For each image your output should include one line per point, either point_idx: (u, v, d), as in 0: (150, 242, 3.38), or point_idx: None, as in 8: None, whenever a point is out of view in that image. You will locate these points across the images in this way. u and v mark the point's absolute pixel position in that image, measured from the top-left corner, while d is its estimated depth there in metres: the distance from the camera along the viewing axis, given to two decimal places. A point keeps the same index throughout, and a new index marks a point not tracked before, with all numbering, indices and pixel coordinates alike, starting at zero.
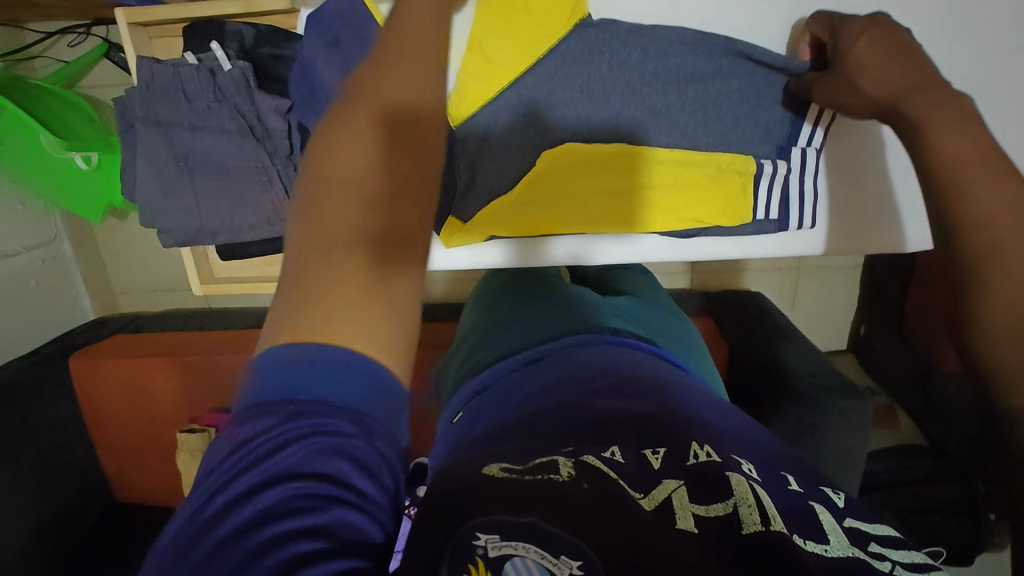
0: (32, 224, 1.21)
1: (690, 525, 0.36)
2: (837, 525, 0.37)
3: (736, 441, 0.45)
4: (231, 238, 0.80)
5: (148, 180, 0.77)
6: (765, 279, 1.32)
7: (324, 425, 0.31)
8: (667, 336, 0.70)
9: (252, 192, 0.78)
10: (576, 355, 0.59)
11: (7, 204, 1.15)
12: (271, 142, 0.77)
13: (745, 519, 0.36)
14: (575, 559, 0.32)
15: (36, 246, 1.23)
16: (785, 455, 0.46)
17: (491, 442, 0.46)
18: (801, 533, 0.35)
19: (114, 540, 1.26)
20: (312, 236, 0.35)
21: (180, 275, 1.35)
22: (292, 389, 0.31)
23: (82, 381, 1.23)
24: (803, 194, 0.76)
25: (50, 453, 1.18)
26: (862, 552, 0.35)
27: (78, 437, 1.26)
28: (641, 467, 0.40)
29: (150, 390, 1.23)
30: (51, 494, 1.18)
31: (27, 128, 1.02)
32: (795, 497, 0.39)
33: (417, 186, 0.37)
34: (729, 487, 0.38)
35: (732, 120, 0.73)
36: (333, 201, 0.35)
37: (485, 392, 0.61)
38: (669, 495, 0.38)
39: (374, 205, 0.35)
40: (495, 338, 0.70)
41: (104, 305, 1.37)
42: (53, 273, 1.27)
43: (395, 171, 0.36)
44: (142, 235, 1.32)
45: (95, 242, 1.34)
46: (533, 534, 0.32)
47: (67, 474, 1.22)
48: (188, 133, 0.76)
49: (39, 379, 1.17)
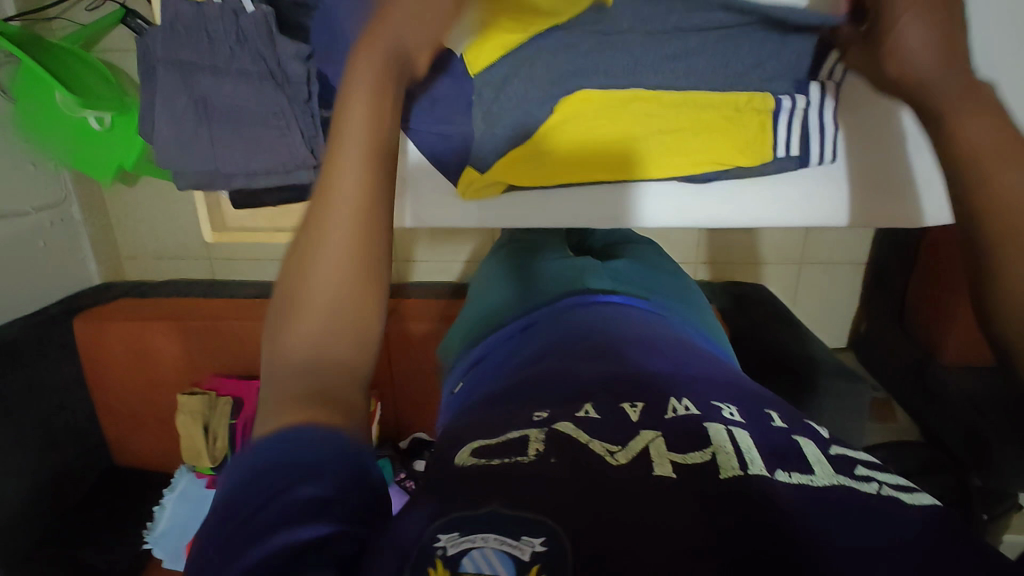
0: (40, 185, 1.21)
1: (667, 472, 0.36)
2: (822, 456, 0.38)
3: (721, 389, 0.47)
4: (246, 183, 0.79)
5: (166, 125, 0.75)
6: (769, 271, 1.33)
7: (283, 481, 0.32)
8: (658, 292, 0.71)
9: (268, 139, 0.76)
10: (565, 319, 0.60)
11: (17, 163, 1.16)
12: (290, 88, 0.74)
13: (724, 464, 0.36)
14: (537, 537, 0.32)
15: (45, 207, 1.23)
16: (771, 401, 0.47)
17: (477, 417, 0.47)
18: (784, 468, 0.36)
19: (113, 502, 1.27)
20: (275, 370, 0.37)
21: (186, 243, 1.36)
22: (254, 466, 0.33)
23: (86, 344, 1.24)
24: (822, 127, 0.70)
25: (50, 413, 1.19)
26: (847, 479, 0.36)
27: (80, 398, 1.27)
28: (618, 420, 0.41)
29: (152, 354, 1.24)
30: (50, 453, 1.18)
31: (43, 86, 1.04)
32: (780, 433, 0.40)
33: (366, 310, 0.39)
34: (707, 437, 0.38)
35: (746, 65, 0.68)
36: (290, 339, 0.38)
37: (481, 363, 0.62)
38: (645, 445, 0.38)
39: (327, 337, 0.38)
40: (491, 310, 0.72)
41: (109, 270, 1.39)
42: (61, 235, 1.28)
43: (342, 303, 0.38)
44: (152, 202, 1.33)
45: (103, 207, 1.34)
46: (493, 522, 0.33)
47: (67, 434, 1.23)
48: (209, 77, 0.74)
49: (43, 340, 1.17)
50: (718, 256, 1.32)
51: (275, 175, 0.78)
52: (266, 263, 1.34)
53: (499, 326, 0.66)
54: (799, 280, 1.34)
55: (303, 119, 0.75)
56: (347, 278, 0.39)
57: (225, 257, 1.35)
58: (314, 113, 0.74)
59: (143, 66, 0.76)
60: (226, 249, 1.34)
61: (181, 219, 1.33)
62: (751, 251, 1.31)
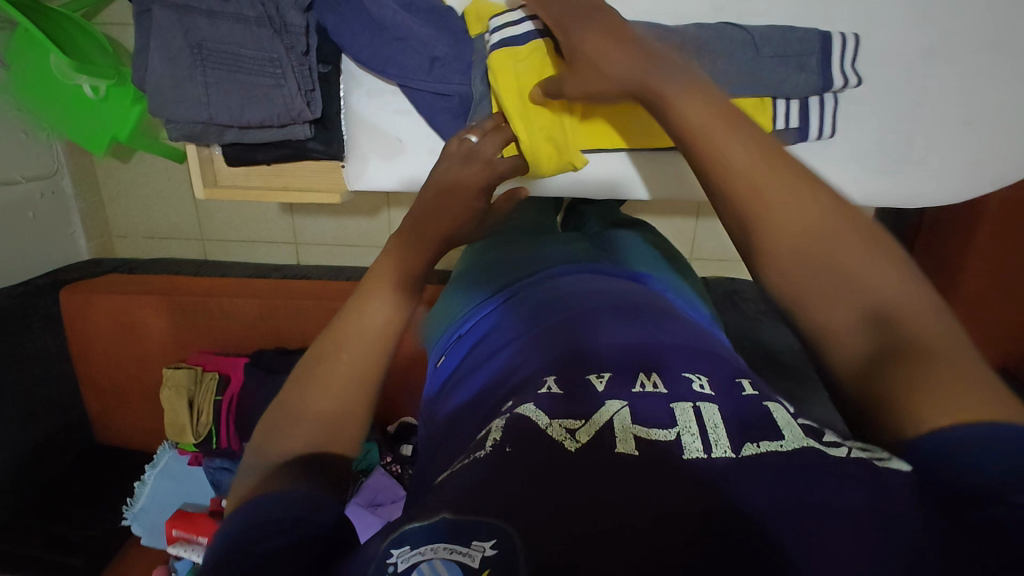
0: (31, 154, 1.19)
1: (630, 448, 0.34)
2: (790, 419, 0.36)
3: (698, 352, 0.44)
4: (237, 136, 0.77)
5: (160, 68, 0.72)
6: None
7: (242, 528, 0.36)
8: (652, 265, 0.70)
9: (263, 88, 0.74)
10: (543, 287, 0.59)
11: (7, 129, 1.14)
12: (288, 36, 0.73)
13: (687, 446, 0.34)
14: (487, 541, 0.30)
15: (35, 177, 1.21)
16: (747, 370, 0.45)
17: (470, 401, 0.47)
18: (752, 440, 0.34)
19: (91, 478, 1.25)
20: (279, 447, 0.43)
21: (179, 222, 1.34)
22: (223, 532, 0.37)
23: (72, 316, 1.22)
24: (822, 102, 0.71)
25: (31, 386, 1.17)
26: (816, 443, 0.33)
27: (62, 372, 1.24)
28: (583, 390, 0.39)
29: (139, 329, 1.22)
30: (30, 425, 1.16)
31: (40, 50, 1.02)
32: (751, 402, 0.38)
33: (365, 384, 0.46)
34: (673, 418, 0.36)
35: (750, 63, 0.67)
36: (299, 423, 0.43)
37: (463, 337, 0.60)
38: (610, 418, 0.36)
39: (338, 418, 0.44)
40: (474, 280, 0.71)
41: (99, 247, 1.36)
42: (50, 208, 1.25)
43: (354, 386, 0.45)
44: (143, 180, 1.30)
45: (96, 182, 1.32)
46: (442, 532, 0.31)
47: (48, 409, 1.21)
48: (205, 20, 0.71)
49: (26, 310, 1.15)
50: (713, 253, 1.32)
51: (268, 127, 0.77)
52: (257, 245, 1.33)
53: (481, 298, 0.65)
54: None
55: (299, 67, 0.74)
56: (355, 361, 0.46)
57: (218, 238, 1.34)
58: (310, 63, 0.74)
59: (140, 9, 0.72)
60: (218, 230, 1.33)
61: (174, 198, 1.31)
62: None
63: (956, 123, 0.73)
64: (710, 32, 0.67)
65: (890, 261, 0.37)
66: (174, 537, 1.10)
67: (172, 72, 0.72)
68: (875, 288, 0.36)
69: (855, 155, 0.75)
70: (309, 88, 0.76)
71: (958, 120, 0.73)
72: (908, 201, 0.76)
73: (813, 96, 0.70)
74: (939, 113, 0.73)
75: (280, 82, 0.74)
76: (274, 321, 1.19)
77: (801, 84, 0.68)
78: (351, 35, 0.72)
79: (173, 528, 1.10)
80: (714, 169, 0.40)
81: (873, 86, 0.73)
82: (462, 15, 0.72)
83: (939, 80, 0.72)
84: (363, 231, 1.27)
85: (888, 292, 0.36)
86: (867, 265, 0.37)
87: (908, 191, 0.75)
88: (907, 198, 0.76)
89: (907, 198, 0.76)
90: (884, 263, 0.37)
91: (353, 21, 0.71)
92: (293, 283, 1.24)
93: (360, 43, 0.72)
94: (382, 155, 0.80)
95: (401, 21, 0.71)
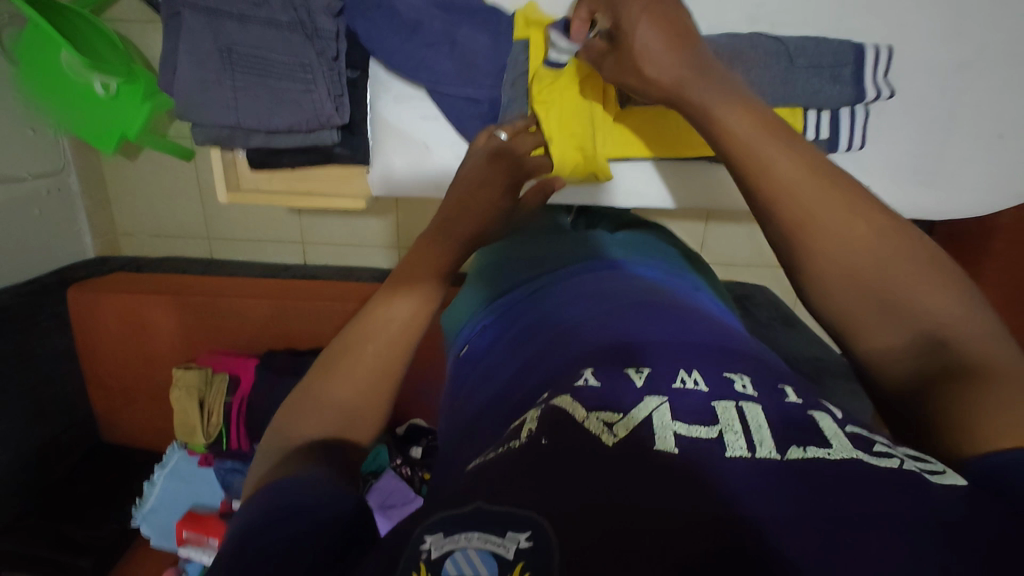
0: (39, 152, 1.18)
1: (670, 445, 0.32)
2: (838, 430, 0.34)
3: (734, 354, 0.43)
4: (265, 141, 0.76)
5: (187, 70, 0.71)
6: (774, 273, 1.32)
7: (262, 507, 0.35)
8: (677, 267, 0.70)
9: (292, 93, 0.74)
10: (570, 283, 0.59)
11: (17, 127, 1.13)
12: (320, 41, 0.73)
13: (730, 444, 0.32)
14: (522, 532, 0.29)
15: (42, 175, 1.20)
16: (780, 371, 0.44)
17: (495, 396, 0.46)
18: (801, 443, 0.32)
19: (99, 478, 1.25)
20: (289, 433, 0.42)
21: (185, 221, 1.33)
22: (242, 512, 0.35)
23: (80, 316, 1.21)
24: (853, 113, 0.70)
25: (39, 384, 1.16)
26: (867, 454, 0.31)
27: (68, 371, 1.23)
28: (622, 385, 0.38)
29: (147, 328, 1.21)
30: (37, 423, 1.15)
31: (52, 47, 1.01)
32: (796, 407, 0.36)
33: (381, 382, 0.45)
34: (714, 415, 0.34)
35: (780, 74, 0.67)
36: (313, 413, 0.43)
37: (485, 329, 0.60)
38: (648, 415, 0.35)
39: (349, 412, 0.43)
40: (496, 275, 0.71)
41: (105, 245, 1.35)
42: (57, 206, 1.24)
43: (368, 383, 0.44)
44: (151, 178, 1.29)
45: (103, 180, 1.31)
46: (476, 519, 0.30)
47: (55, 406, 1.20)
48: (235, 24, 0.71)
49: (36, 309, 1.14)
50: (724, 257, 1.32)
51: (297, 132, 0.76)
52: (265, 245, 1.32)
53: (505, 292, 0.65)
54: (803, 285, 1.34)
55: (328, 72, 0.74)
56: (373, 360, 0.45)
57: (225, 237, 1.33)
58: (340, 70, 0.74)
59: (167, 10, 0.71)
60: (226, 230, 1.32)
61: (182, 197, 1.30)
62: (757, 253, 1.31)
63: (990, 136, 0.73)
64: (739, 42, 0.67)
65: (945, 283, 0.37)
66: (186, 539, 1.11)
67: (200, 78, 0.72)
68: (935, 317, 0.36)
69: (887, 162, 0.75)
70: (340, 96, 0.75)
71: (991, 133, 0.73)
72: (937, 213, 0.76)
73: (845, 108, 0.70)
74: (972, 126, 0.73)
75: (310, 86, 0.74)
76: (286, 322, 1.18)
77: (834, 94, 0.68)
78: (382, 39, 0.72)
79: (184, 530, 1.10)
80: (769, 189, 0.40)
81: (902, 99, 0.73)
82: (512, 14, 0.72)
83: (970, 94, 0.72)
84: (375, 232, 1.26)
85: (948, 320, 0.36)
86: (928, 295, 0.37)
87: (934, 203, 0.76)
88: (932, 211, 0.76)
89: (935, 209, 0.76)
90: (941, 285, 0.37)
91: (383, 25, 0.72)
92: (304, 284, 1.23)
93: (389, 48, 0.72)
94: (405, 159, 0.79)
95: (439, 27, 0.71)
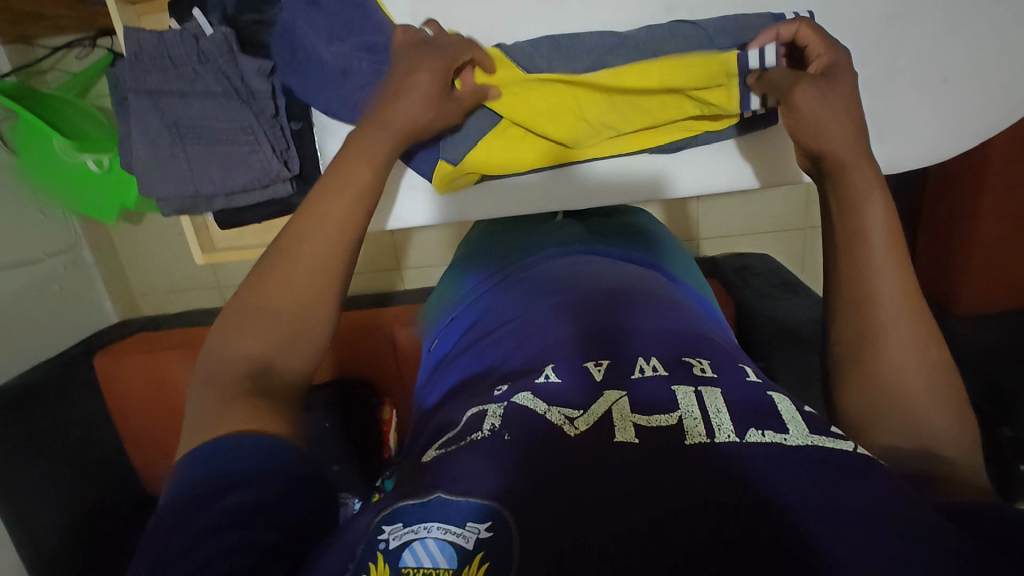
0: (53, 233, 1.26)
1: (630, 436, 0.34)
2: (796, 412, 0.36)
3: (689, 336, 0.45)
4: (225, 203, 0.81)
5: (142, 149, 0.78)
6: (774, 239, 1.30)
7: (196, 480, 0.36)
8: (643, 249, 0.70)
9: (241, 156, 0.78)
10: (535, 271, 0.60)
11: (26, 214, 1.19)
12: (256, 103, 0.77)
13: (690, 430, 0.34)
14: (482, 523, 0.31)
15: (58, 252, 1.28)
16: (733, 351, 0.46)
17: (461, 383, 0.48)
18: (758, 427, 0.34)
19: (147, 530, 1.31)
20: (223, 362, 0.44)
21: (194, 275, 1.40)
22: (181, 480, 0.37)
23: (106, 380, 1.26)
24: None
25: (79, 449, 1.23)
26: (822, 437, 0.34)
27: (104, 433, 1.30)
28: (583, 378, 0.40)
29: (167, 382, 1.26)
30: (79, 487, 1.22)
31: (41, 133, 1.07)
32: (756, 389, 0.38)
33: (314, 296, 0.48)
34: (675, 402, 0.36)
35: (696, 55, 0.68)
36: (248, 328, 0.46)
37: (455, 322, 0.62)
38: (608, 408, 0.36)
39: (285, 334, 0.46)
40: (468, 271, 0.72)
41: (125, 309, 1.42)
42: (73, 279, 1.31)
43: (303, 302, 0.47)
44: (157, 239, 1.36)
45: (113, 248, 1.39)
46: (436, 510, 0.32)
47: (96, 469, 1.27)
48: (177, 100, 0.77)
49: (65, 379, 1.21)
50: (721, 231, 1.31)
51: (253, 190, 0.81)
52: None
53: (475, 284, 0.66)
54: (805, 247, 1.31)
55: (270, 132, 0.78)
56: (307, 278, 0.48)
57: (233, 283, 1.39)
58: (280, 126, 0.77)
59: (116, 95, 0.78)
60: (232, 277, 1.38)
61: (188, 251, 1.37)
62: (752, 222, 1.29)
63: (933, 79, 0.71)
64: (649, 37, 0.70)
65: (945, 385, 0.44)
66: None
67: (157, 150, 0.78)
68: (925, 403, 0.42)
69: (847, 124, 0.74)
70: (280, 142, 0.78)
71: (935, 77, 0.71)
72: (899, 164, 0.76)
73: None
74: (917, 71, 0.71)
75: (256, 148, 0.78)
76: None
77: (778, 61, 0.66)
78: (319, 92, 0.74)
79: None
80: (863, 233, 0.47)
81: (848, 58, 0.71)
82: None
83: (912, 43, 0.70)
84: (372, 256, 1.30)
85: (929, 410, 0.42)
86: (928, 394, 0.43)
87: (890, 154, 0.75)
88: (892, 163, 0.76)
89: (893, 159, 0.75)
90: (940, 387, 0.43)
91: (314, 77, 0.73)
92: None
93: (325, 95, 0.74)
94: None
95: (367, 68, 0.70)
